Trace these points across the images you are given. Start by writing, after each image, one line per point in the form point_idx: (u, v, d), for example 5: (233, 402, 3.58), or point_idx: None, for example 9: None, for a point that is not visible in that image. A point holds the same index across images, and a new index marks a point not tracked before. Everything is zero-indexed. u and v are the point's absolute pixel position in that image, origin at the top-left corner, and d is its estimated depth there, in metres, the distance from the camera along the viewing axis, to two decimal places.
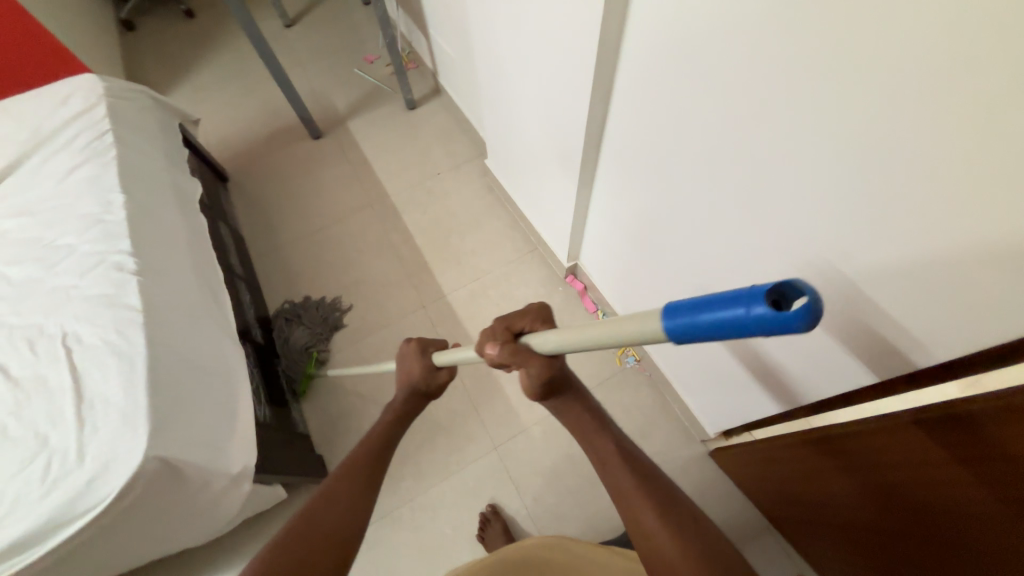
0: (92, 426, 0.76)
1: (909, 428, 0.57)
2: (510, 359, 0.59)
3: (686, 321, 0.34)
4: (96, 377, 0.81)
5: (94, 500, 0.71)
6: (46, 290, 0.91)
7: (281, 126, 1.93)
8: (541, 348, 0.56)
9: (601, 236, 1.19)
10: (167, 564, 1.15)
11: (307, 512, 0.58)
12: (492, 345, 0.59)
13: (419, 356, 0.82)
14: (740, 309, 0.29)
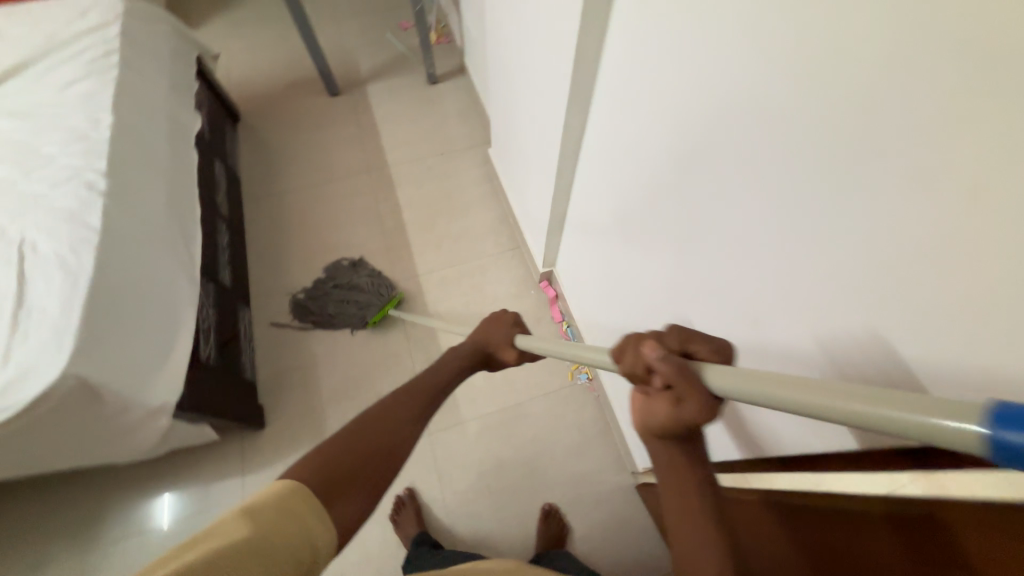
0: (22, 334, 0.78)
1: (873, 524, 0.44)
2: (668, 377, 0.41)
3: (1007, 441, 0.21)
4: (40, 288, 0.83)
5: (5, 405, 0.73)
6: (18, 194, 0.94)
7: (302, 76, 1.93)
8: (719, 384, 0.38)
9: (575, 249, 1.17)
10: (94, 475, 1.19)
11: (359, 424, 0.59)
12: (656, 346, 0.42)
13: (506, 330, 0.80)
14: None
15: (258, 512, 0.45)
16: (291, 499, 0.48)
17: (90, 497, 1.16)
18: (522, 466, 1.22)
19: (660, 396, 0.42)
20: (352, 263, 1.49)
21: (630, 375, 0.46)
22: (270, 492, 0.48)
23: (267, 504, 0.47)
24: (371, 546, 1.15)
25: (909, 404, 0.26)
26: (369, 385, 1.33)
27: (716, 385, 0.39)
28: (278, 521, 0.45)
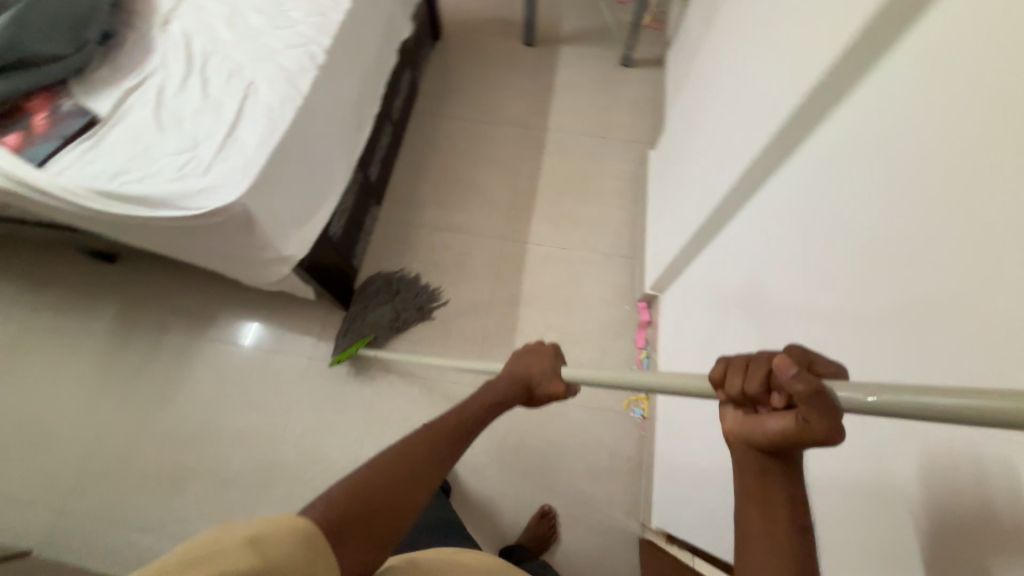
0: (225, 156, 0.95)
1: None
2: (799, 395, 0.36)
3: None
4: (249, 126, 0.99)
5: (194, 205, 0.89)
6: (261, 44, 1.10)
7: (506, 17, 1.97)
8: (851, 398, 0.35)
9: (695, 288, 1.09)
10: (214, 283, 1.41)
11: (375, 467, 0.53)
12: (790, 364, 0.37)
13: (548, 357, 0.74)
14: None
15: (265, 546, 0.41)
16: (300, 535, 0.44)
17: (207, 301, 1.39)
18: (540, 460, 1.23)
19: (779, 414, 0.39)
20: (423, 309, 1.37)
21: (736, 397, 0.41)
22: (274, 522, 0.44)
23: (275, 534, 0.42)
24: None
25: None
26: (444, 319, 1.39)
27: (846, 399, 0.35)
28: (289, 560, 0.41)
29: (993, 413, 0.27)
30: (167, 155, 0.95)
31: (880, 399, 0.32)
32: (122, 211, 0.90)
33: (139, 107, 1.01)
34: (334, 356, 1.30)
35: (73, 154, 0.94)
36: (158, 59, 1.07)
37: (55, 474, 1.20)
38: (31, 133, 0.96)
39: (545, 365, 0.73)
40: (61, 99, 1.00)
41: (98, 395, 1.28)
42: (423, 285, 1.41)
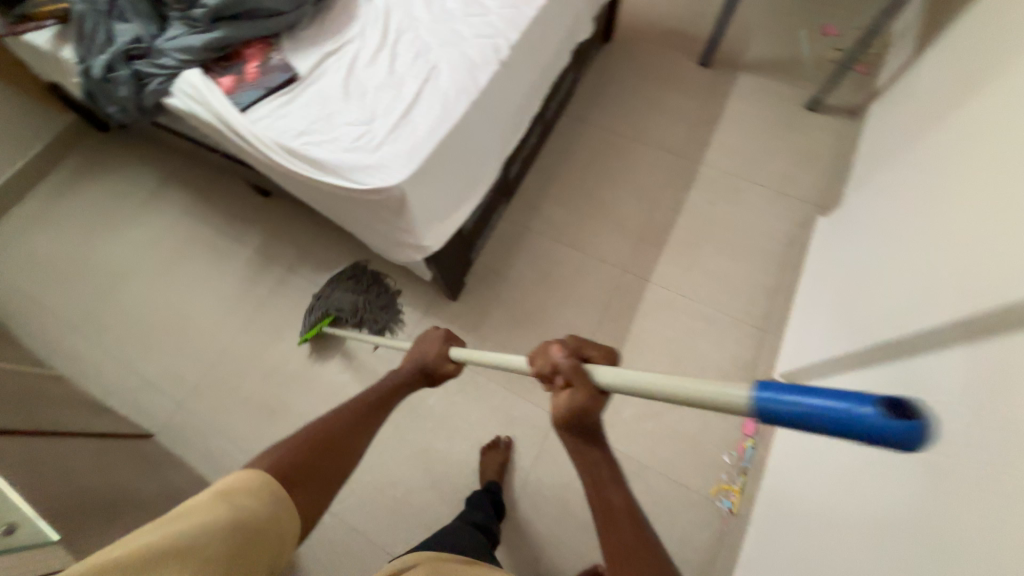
0: (395, 136, 0.96)
1: None
2: (568, 371, 0.54)
3: (779, 401, 0.35)
4: (424, 110, 0.99)
5: (359, 179, 0.92)
6: (451, 29, 1.10)
7: (686, 28, 1.80)
8: (601, 376, 0.53)
9: (831, 397, 0.93)
10: (342, 241, 1.49)
11: (279, 455, 0.56)
12: (558, 346, 0.56)
13: (436, 336, 0.83)
14: (842, 405, 0.31)
15: (235, 498, 0.49)
16: (264, 484, 0.52)
17: (331, 255, 1.48)
18: None
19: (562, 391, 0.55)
20: (384, 306, 1.35)
21: (542, 379, 0.58)
22: (231, 480, 0.51)
23: (241, 490, 0.50)
24: (456, 454, 1.24)
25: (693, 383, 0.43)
26: (543, 336, 1.33)
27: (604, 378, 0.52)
28: (256, 504, 0.50)
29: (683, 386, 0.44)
30: (347, 123, 0.99)
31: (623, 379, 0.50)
32: (297, 168, 0.96)
33: (333, 71, 1.06)
34: (303, 334, 1.35)
35: (270, 106, 1.02)
36: (357, 28, 1.12)
37: (182, 373, 1.36)
38: (242, 79, 1.04)
39: (435, 344, 0.82)
40: (273, 51, 1.08)
41: (227, 314, 1.43)
42: (387, 284, 1.39)
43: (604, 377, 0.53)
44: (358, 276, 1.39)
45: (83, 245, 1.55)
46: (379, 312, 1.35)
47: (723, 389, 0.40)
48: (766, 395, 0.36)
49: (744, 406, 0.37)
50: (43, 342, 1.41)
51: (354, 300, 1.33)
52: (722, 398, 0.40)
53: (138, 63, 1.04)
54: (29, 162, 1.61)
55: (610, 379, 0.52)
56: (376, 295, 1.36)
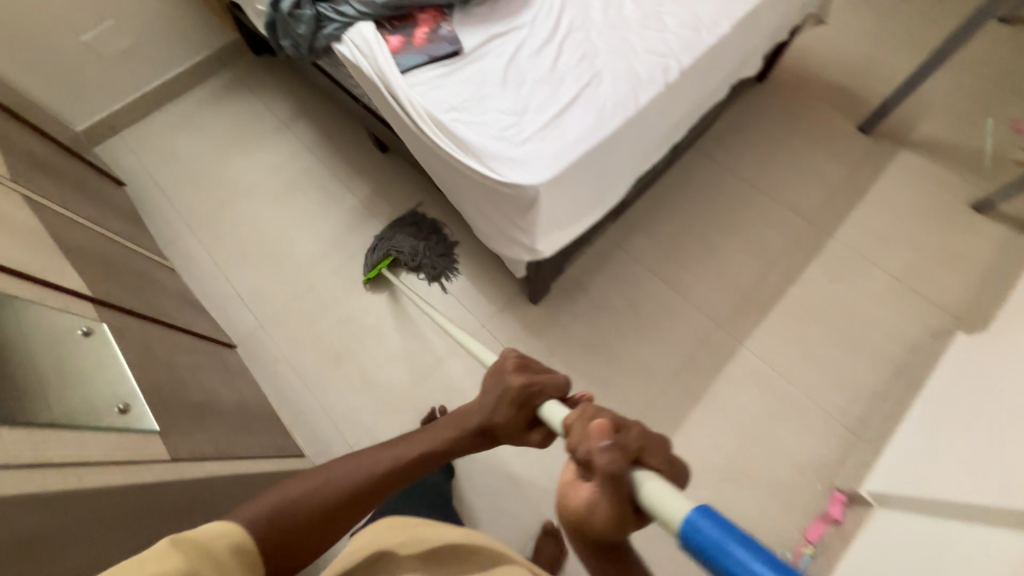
0: (543, 136, 0.94)
1: None
2: (607, 475, 0.39)
3: (711, 540, 0.34)
4: (577, 116, 0.96)
5: (497, 170, 0.91)
6: (623, 37, 1.05)
7: (857, 85, 1.62)
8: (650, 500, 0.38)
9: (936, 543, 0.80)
10: (442, 216, 1.51)
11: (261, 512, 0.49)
12: (607, 438, 0.39)
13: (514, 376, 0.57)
14: (775, 575, 0.31)
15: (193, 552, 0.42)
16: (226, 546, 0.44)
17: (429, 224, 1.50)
18: None
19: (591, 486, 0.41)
20: (442, 251, 1.42)
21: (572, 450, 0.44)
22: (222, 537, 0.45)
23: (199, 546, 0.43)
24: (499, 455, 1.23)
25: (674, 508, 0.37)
26: (614, 368, 1.27)
27: (644, 497, 0.38)
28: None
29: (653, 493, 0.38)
30: (499, 111, 0.97)
31: (651, 493, 0.38)
32: (439, 143, 0.96)
33: (496, 54, 1.05)
34: (366, 273, 1.41)
35: (429, 75, 1.03)
36: (529, 15, 1.10)
37: (269, 295, 1.44)
38: (410, 42, 1.06)
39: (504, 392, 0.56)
40: (444, 21, 1.08)
41: (323, 253, 1.49)
42: (442, 227, 1.48)
43: (653, 501, 0.38)
44: (419, 223, 1.45)
45: (214, 154, 1.68)
46: (439, 256, 1.41)
47: (663, 491, 0.38)
48: (704, 523, 0.34)
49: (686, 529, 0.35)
50: (163, 232, 1.54)
51: (415, 241, 1.41)
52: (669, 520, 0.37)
53: (322, 6, 1.09)
54: (190, 68, 1.76)
55: (654, 501, 0.37)
56: (436, 239, 1.43)
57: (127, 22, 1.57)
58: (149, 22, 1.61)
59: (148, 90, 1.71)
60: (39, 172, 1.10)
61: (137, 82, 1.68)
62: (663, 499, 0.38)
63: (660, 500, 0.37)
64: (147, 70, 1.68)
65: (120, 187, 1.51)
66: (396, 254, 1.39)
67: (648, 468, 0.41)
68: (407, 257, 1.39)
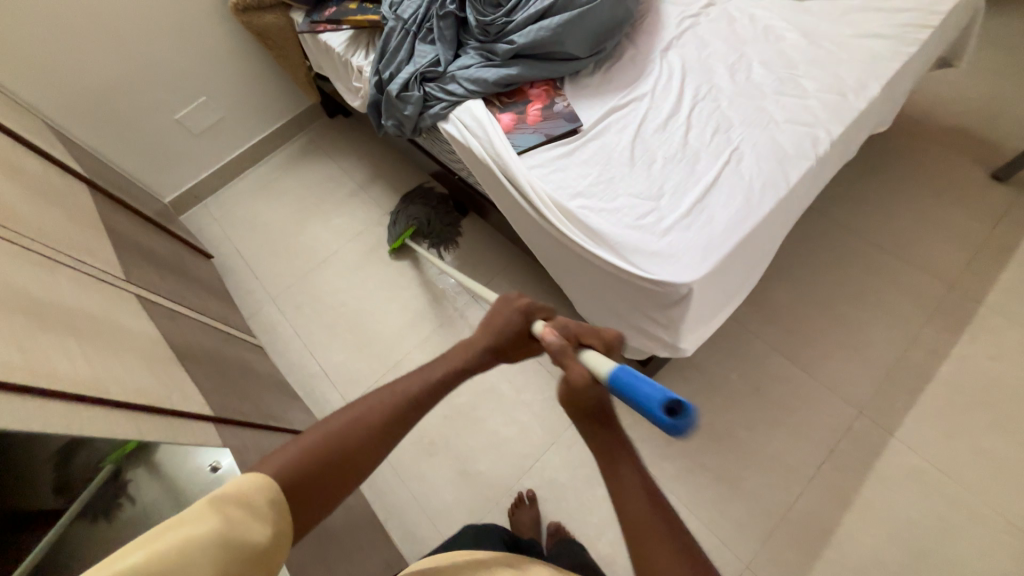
0: (687, 222, 0.84)
1: None
2: (559, 356, 0.58)
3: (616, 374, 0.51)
4: (722, 198, 0.86)
5: (639, 264, 0.82)
6: (757, 105, 0.96)
7: (981, 131, 1.47)
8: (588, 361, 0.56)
9: None
10: (532, 285, 1.42)
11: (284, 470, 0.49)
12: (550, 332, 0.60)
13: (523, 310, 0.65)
14: (649, 388, 0.47)
15: (230, 511, 0.44)
16: (266, 495, 0.47)
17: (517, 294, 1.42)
18: None
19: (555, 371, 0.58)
20: (451, 221, 1.53)
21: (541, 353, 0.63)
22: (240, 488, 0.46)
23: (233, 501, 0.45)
24: (617, 566, 1.07)
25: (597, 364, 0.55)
26: (741, 461, 1.13)
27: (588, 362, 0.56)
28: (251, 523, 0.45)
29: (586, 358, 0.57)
30: (631, 194, 0.89)
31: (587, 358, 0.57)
32: (567, 233, 0.88)
33: (617, 129, 0.97)
34: (391, 244, 1.50)
35: (548, 156, 0.96)
36: (648, 84, 1.02)
37: (356, 373, 1.38)
38: (523, 120, 1.00)
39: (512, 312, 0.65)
40: (558, 95, 1.02)
41: (407, 325, 1.43)
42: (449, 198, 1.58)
43: (593, 365, 0.55)
44: (426, 194, 1.57)
45: (294, 220, 1.67)
46: (450, 227, 1.53)
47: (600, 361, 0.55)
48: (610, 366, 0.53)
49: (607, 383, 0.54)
50: (247, 303, 1.52)
51: (429, 213, 1.51)
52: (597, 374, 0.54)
53: (429, 86, 1.04)
54: (271, 135, 1.77)
55: (594, 366, 0.55)
56: (445, 210, 1.54)
57: (217, 96, 1.60)
58: (237, 96, 1.64)
59: (232, 158, 1.73)
60: (146, 262, 1.09)
61: (222, 151, 1.71)
62: (600, 362, 0.55)
63: (597, 361, 0.55)
64: (231, 140, 1.71)
65: (208, 259, 1.50)
66: (416, 225, 1.49)
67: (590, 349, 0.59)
68: (424, 227, 1.50)
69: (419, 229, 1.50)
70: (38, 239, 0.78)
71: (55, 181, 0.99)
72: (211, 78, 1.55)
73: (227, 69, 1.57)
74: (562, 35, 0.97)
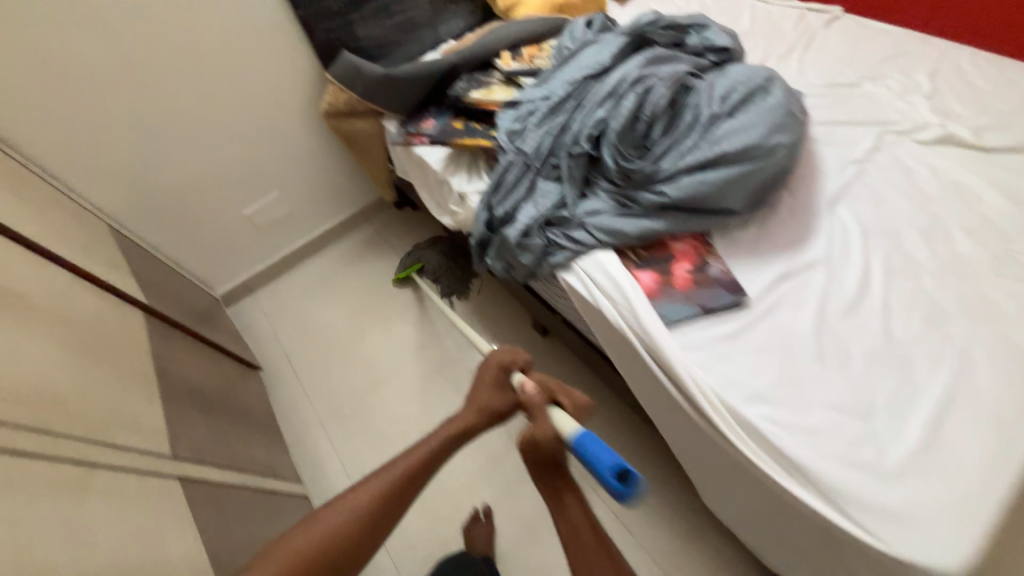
0: (922, 461, 0.62)
1: None
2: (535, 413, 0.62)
3: (579, 440, 0.55)
4: (963, 427, 0.64)
5: (864, 521, 0.60)
6: (975, 288, 0.76)
7: None
8: (556, 420, 0.59)
9: None
10: (631, 438, 1.18)
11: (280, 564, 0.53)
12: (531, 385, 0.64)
13: (500, 381, 0.68)
14: (609, 457, 0.51)
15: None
16: None
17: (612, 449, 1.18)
18: None
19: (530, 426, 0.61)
20: (464, 274, 1.44)
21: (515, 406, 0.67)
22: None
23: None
24: None
25: (564, 427, 0.58)
26: None
27: (557, 422, 0.59)
28: None
29: (555, 418, 0.60)
30: (830, 406, 0.68)
31: (556, 417, 0.60)
32: (747, 454, 0.67)
33: (792, 306, 0.78)
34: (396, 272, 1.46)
35: (706, 334, 0.77)
36: (821, 246, 0.84)
37: (414, 538, 1.12)
38: (669, 283, 0.82)
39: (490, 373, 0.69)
40: (711, 254, 0.85)
41: (476, 474, 1.19)
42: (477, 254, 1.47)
43: (559, 425, 0.59)
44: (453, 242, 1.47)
45: (353, 325, 1.50)
46: (461, 277, 1.44)
47: (564, 421, 0.59)
48: (577, 433, 0.56)
49: (573, 440, 0.55)
50: (293, 425, 1.33)
51: (449, 263, 1.42)
52: (561, 436, 0.58)
53: (552, 232, 0.89)
54: (336, 227, 1.66)
55: (558, 424, 0.59)
56: (465, 261, 1.45)
57: (288, 191, 1.50)
58: (309, 190, 1.55)
59: (293, 251, 1.61)
60: (195, 411, 0.91)
61: (284, 244, 1.59)
62: (564, 418, 0.59)
63: (564, 424, 0.58)
64: (296, 233, 1.60)
65: (256, 371, 1.33)
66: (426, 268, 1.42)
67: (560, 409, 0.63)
68: (434, 272, 1.42)
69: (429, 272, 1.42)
70: (56, 449, 0.58)
71: (109, 320, 0.84)
72: (285, 174, 1.47)
73: (303, 164, 1.49)
74: (723, 191, 0.82)
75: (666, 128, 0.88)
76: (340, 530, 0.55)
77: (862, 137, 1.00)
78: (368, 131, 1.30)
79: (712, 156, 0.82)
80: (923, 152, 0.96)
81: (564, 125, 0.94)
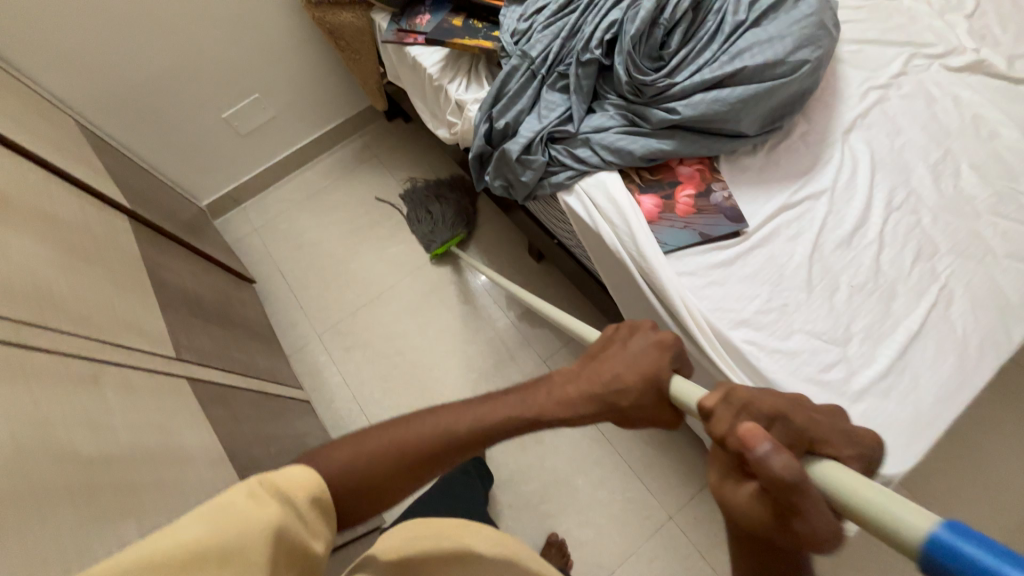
0: (885, 384, 0.67)
1: None
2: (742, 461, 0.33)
3: (963, 555, 0.24)
4: (928, 355, 0.69)
5: None
6: (968, 226, 0.77)
7: None
8: (856, 492, 0.30)
9: None
10: None
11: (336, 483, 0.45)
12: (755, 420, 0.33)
13: (640, 350, 0.47)
14: None
15: (288, 504, 0.41)
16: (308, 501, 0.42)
17: None
18: None
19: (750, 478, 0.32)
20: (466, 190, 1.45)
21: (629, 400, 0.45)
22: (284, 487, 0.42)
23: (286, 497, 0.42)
24: None
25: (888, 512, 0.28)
26: None
27: (837, 489, 0.31)
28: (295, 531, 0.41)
29: (863, 494, 0.30)
30: (809, 331, 0.72)
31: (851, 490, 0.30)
32: (728, 374, 0.71)
33: (789, 236, 0.79)
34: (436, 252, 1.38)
35: (701, 261, 0.78)
36: (828, 177, 0.82)
37: None
38: (671, 208, 0.81)
39: (644, 364, 0.45)
40: (715, 180, 0.83)
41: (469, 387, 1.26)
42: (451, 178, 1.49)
43: (850, 497, 0.30)
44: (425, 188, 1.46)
45: (344, 243, 1.48)
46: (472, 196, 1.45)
47: (899, 508, 0.28)
48: (943, 535, 0.25)
49: (923, 544, 0.26)
50: (291, 338, 1.37)
51: (442, 197, 1.43)
52: (887, 529, 0.28)
53: (557, 148, 0.85)
54: (323, 137, 1.56)
55: (849, 495, 0.30)
56: (456, 187, 1.45)
57: (269, 93, 1.39)
58: (292, 94, 1.43)
59: (279, 162, 1.53)
60: (193, 318, 0.92)
61: (269, 153, 1.50)
62: (877, 495, 0.29)
63: (875, 500, 0.29)
64: (280, 143, 1.50)
65: (249, 284, 1.34)
66: (451, 227, 1.38)
67: (819, 457, 0.33)
68: (457, 220, 1.40)
69: (457, 223, 1.39)
70: (64, 341, 0.59)
71: (94, 223, 0.82)
72: (265, 73, 1.34)
73: (283, 62, 1.35)
74: (737, 111, 0.77)
75: (685, 36, 0.81)
76: (395, 456, 0.46)
77: (889, 59, 0.93)
78: (356, 25, 1.17)
79: (731, 71, 0.76)
80: (950, 80, 0.90)
81: (574, 26, 0.85)
